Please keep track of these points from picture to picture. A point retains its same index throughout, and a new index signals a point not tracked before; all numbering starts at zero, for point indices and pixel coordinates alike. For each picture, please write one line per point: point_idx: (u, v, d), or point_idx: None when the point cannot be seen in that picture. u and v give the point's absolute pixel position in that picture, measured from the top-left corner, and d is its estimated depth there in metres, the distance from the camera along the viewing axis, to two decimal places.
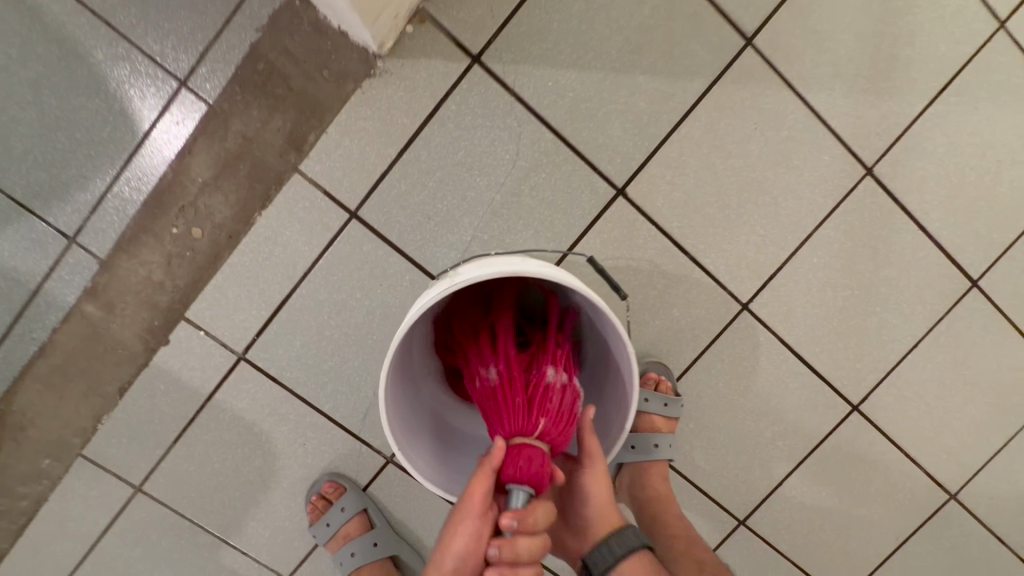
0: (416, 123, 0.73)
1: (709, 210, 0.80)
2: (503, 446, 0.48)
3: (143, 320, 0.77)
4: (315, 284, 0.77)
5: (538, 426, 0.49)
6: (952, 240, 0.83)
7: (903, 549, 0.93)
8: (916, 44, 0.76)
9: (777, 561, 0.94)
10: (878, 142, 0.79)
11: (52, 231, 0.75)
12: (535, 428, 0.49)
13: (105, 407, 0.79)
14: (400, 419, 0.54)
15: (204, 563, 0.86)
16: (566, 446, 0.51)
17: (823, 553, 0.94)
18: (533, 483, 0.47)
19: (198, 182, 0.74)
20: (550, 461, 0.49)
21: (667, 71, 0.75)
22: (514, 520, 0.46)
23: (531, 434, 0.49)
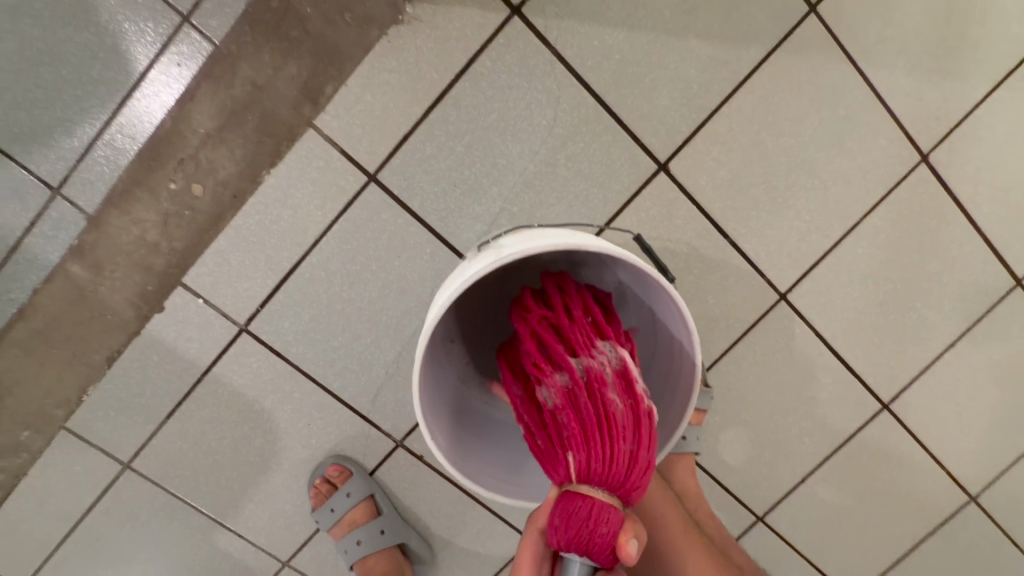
0: (446, 79, 0.66)
1: (754, 192, 0.74)
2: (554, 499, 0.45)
3: (135, 283, 0.70)
4: (327, 253, 0.71)
5: (568, 467, 0.43)
6: (1001, 236, 0.78)
7: (920, 550, 0.91)
8: (987, 22, 0.71)
9: (791, 557, 0.91)
10: (938, 126, 0.74)
11: (34, 181, 0.67)
12: (568, 473, 0.43)
13: (91, 377, 0.73)
14: (446, 429, 0.51)
15: (197, 546, 0.81)
16: (620, 479, 0.42)
17: (837, 550, 0.92)
18: (583, 548, 0.42)
19: (200, 133, 0.66)
20: (604, 517, 0.42)
21: (722, 38, 0.69)
22: None
23: (571, 483, 0.43)
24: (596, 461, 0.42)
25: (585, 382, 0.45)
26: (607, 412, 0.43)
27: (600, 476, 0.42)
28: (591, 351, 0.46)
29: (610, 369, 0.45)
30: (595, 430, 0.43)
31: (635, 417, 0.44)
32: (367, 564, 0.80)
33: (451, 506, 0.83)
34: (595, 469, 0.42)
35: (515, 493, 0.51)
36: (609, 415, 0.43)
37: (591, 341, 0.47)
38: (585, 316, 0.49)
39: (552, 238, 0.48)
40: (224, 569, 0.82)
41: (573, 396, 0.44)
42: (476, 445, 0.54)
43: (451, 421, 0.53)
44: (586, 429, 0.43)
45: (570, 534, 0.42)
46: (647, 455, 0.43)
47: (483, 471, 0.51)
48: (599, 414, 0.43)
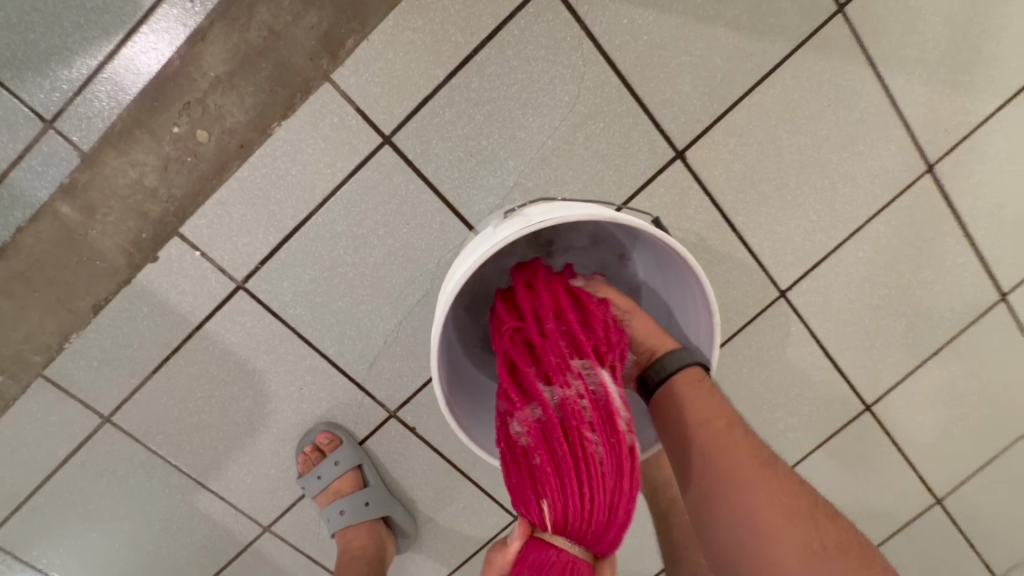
0: (471, 45, 0.65)
1: (766, 187, 0.75)
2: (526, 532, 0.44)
3: (129, 230, 0.67)
4: (334, 214, 0.69)
5: (542, 514, 0.42)
6: (993, 251, 0.81)
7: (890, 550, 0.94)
8: (1004, 38, 0.72)
9: None
10: (946, 138, 0.75)
11: (25, 111, 0.63)
12: (541, 519, 0.42)
13: (75, 325, 0.69)
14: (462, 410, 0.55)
15: (174, 506, 0.78)
16: (595, 533, 0.41)
17: None
18: None
19: (209, 77, 0.63)
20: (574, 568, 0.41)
21: (750, 29, 0.69)
22: None
23: (545, 529, 0.42)
24: (566, 510, 0.41)
25: (558, 415, 0.44)
26: (582, 454, 0.42)
27: (575, 530, 0.41)
28: (564, 381, 0.45)
29: (586, 401, 0.44)
30: (569, 473, 0.42)
31: (611, 460, 0.42)
32: (347, 536, 0.78)
33: (439, 481, 0.82)
34: (570, 518, 0.41)
35: None
36: (584, 456, 0.42)
37: (566, 368, 0.46)
38: (558, 340, 0.49)
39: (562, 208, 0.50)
40: (201, 531, 0.80)
41: (547, 431, 0.44)
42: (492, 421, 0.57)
43: (472, 397, 0.58)
44: (561, 471, 0.42)
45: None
46: (625, 505, 0.41)
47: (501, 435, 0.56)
48: (573, 455, 0.42)
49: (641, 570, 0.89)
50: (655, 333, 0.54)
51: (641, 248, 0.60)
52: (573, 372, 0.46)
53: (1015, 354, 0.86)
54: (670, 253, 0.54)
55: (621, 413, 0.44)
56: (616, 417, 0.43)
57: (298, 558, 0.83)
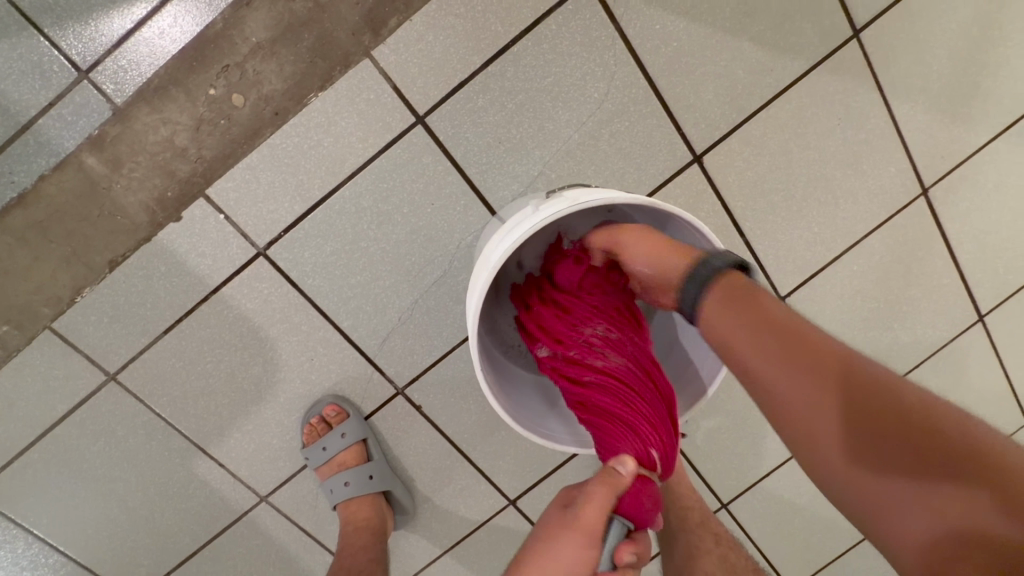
0: (509, 35, 0.67)
1: (775, 197, 0.78)
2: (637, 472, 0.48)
3: (155, 188, 0.67)
4: (360, 188, 0.70)
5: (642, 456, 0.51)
6: (975, 274, 0.86)
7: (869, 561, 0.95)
8: (999, 76, 0.77)
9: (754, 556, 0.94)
10: (941, 165, 0.80)
11: (60, 60, 0.64)
12: (648, 463, 0.50)
13: (88, 279, 0.69)
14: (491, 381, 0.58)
15: (172, 470, 0.78)
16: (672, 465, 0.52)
17: (799, 555, 0.95)
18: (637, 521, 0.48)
19: (251, 42, 0.64)
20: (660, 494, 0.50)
21: (773, 45, 0.73)
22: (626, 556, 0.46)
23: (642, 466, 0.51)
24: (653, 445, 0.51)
25: (613, 380, 0.54)
26: (644, 400, 0.52)
27: (665, 466, 0.52)
28: (599, 355, 0.56)
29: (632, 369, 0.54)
30: (646, 420, 0.52)
31: (664, 401, 0.54)
32: (350, 507, 0.79)
33: (440, 461, 0.83)
34: (662, 449, 0.51)
35: (541, 434, 0.58)
36: (651, 405, 0.52)
37: (594, 345, 0.57)
38: (581, 324, 0.58)
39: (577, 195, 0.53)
40: (196, 498, 0.79)
41: (613, 395, 0.53)
42: (510, 393, 0.61)
43: (495, 371, 0.62)
44: (637, 422, 0.52)
45: (649, 510, 0.48)
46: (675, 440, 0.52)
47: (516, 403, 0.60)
48: (642, 405, 0.52)
49: None
50: (668, 260, 0.50)
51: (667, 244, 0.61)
52: (602, 347, 0.56)
53: (986, 373, 0.91)
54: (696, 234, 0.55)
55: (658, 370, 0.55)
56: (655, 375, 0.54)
57: (292, 530, 0.83)
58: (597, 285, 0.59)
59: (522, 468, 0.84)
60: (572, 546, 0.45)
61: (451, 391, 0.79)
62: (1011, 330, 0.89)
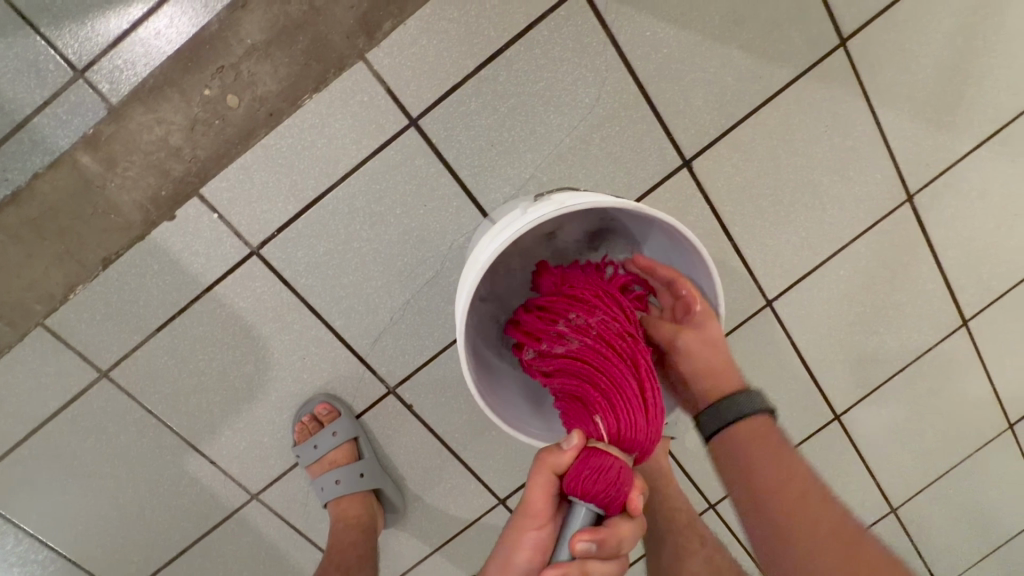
0: (502, 40, 0.68)
1: (763, 202, 0.80)
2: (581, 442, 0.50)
3: (149, 186, 0.67)
4: (354, 189, 0.70)
5: (598, 427, 0.50)
6: (959, 280, 0.87)
7: None
8: (983, 85, 0.79)
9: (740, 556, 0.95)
10: (926, 172, 0.81)
11: (56, 59, 0.65)
12: (598, 434, 0.50)
13: (81, 277, 0.69)
14: (480, 380, 0.58)
15: (163, 467, 0.78)
16: (642, 439, 0.49)
17: None
18: (595, 500, 0.47)
19: (246, 44, 0.65)
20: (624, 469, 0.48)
21: (761, 53, 0.74)
22: (584, 535, 0.47)
23: (601, 440, 0.50)
24: (613, 420, 0.50)
25: (573, 363, 0.54)
26: (600, 378, 0.52)
27: (631, 440, 0.49)
28: (564, 341, 0.56)
29: (595, 350, 0.53)
30: (608, 394, 0.51)
31: (633, 374, 0.52)
32: (341, 505, 0.80)
33: (431, 460, 0.83)
34: (624, 422, 0.49)
35: (529, 434, 0.58)
36: (614, 380, 0.51)
37: (561, 333, 0.56)
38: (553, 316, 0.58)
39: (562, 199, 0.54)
40: (187, 495, 0.80)
41: (576, 376, 0.53)
42: (499, 392, 0.61)
43: (486, 371, 0.62)
44: (597, 400, 0.51)
45: (598, 489, 0.47)
46: (640, 415, 0.49)
47: (506, 407, 0.59)
48: (604, 378, 0.51)
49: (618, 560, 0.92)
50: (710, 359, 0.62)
51: (652, 245, 0.62)
52: (567, 332, 0.56)
53: (970, 377, 0.93)
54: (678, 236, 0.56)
55: (619, 346, 0.53)
56: (617, 351, 0.53)
57: (283, 528, 0.83)
58: (578, 282, 0.59)
59: (512, 468, 0.85)
60: (532, 530, 0.53)
61: (442, 391, 0.80)
62: (994, 335, 0.91)
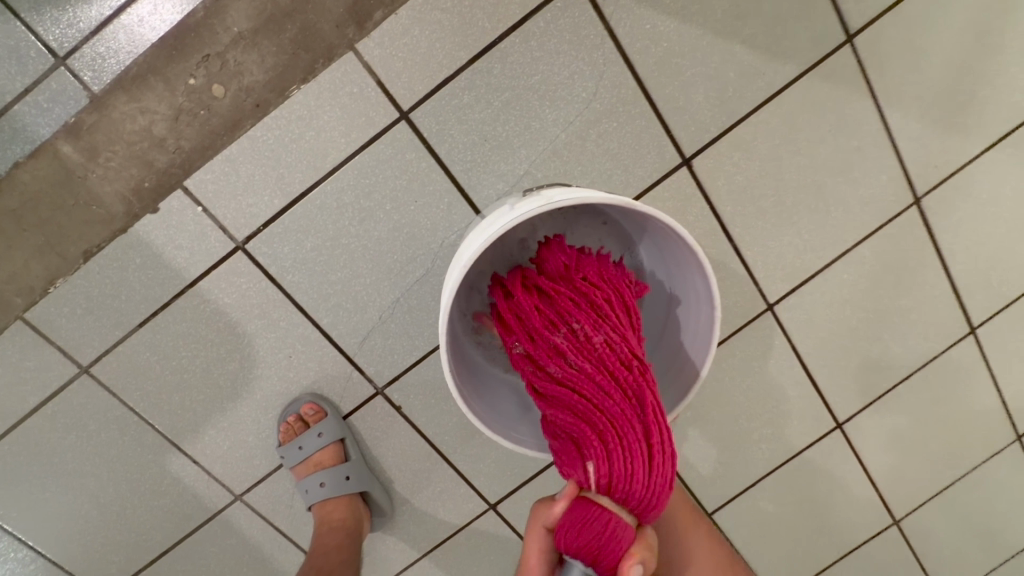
0: (497, 32, 0.66)
1: (765, 203, 0.77)
2: (574, 493, 0.48)
3: (131, 178, 0.66)
4: (342, 183, 0.68)
5: (589, 475, 0.47)
6: (967, 286, 0.85)
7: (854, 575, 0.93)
8: (994, 85, 0.76)
9: None
10: (933, 174, 0.79)
11: (38, 46, 0.64)
12: (588, 483, 0.47)
13: (62, 270, 0.68)
14: (463, 381, 0.57)
15: (145, 466, 0.76)
16: (636, 496, 0.46)
17: None
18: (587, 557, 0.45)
19: (232, 32, 0.63)
20: (621, 531, 0.45)
21: (765, 49, 0.72)
22: None
23: (591, 491, 0.47)
24: (609, 470, 0.46)
25: (572, 390, 0.48)
26: (602, 415, 0.47)
27: (625, 492, 0.46)
28: (564, 359, 0.49)
29: (597, 379, 0.48)
30: (608, 438, 0.47)
31: (638, 418, 0.47)
32: (327, 507, 0.78)
33: (420, 463, 0.81)
34: (621, 473, 0.46)
35: (513, 440, 0.56)
36: (619, 419, 0.47)
37: (560, 346, 0.50)
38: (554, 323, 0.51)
39: (547, 197, 0.51)
40: (170, 495, 0.78)
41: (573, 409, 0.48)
42: (486, 396, 0.59)
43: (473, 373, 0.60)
44: (593, 440, 0.47)
45: (584, 541, 0.45)
46: (639, 466, 0.46)
47: (484, 406, 0.58)
48: (606, 419, 0.47)
49: None
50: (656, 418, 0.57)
51: (649, 245, 0.60)
52: (567, 349, 0.49)
53: (977, 385, 0.90)
54: (671, 234, 0.53)
55: (625, 381, 0.48)
56: (622, 386, 0.48)
57: (267, 530, 0.81)
58: (584, 278, 0.52)
59: (503, 472, 0.83)
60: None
61: (432, 392, 0.78)
62: (1003, 343, 0.88)
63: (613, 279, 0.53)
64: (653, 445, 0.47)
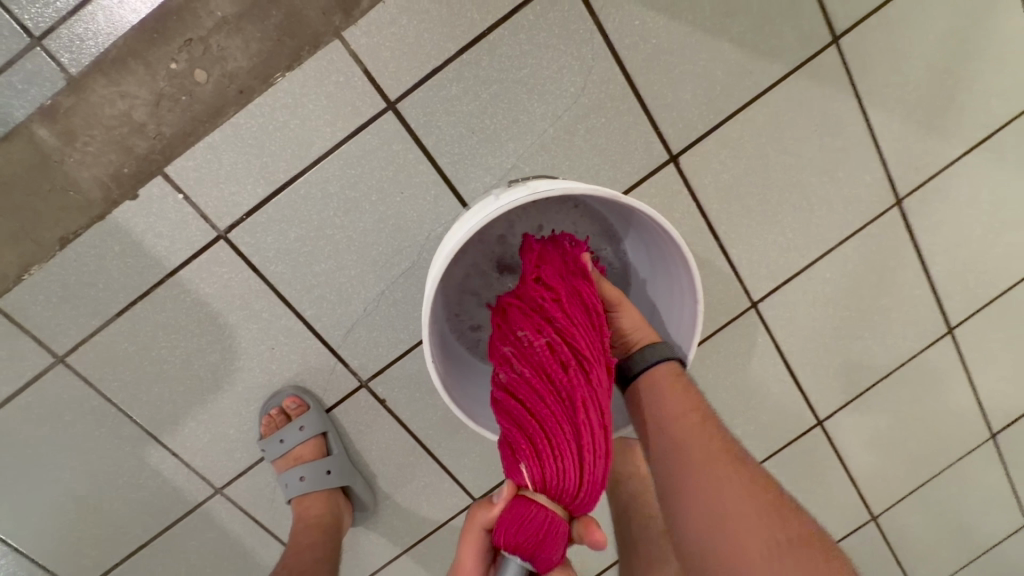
0: (486, 23, 0.66)
1: (750, 201, 0.78)
2: (512, 493, 0.45)
3: (110, 163, 0.64)
4: (328, 173, 0.68)
5: (522, 477, 0.44)
6: (945, 286, 0.86)
7: None
8: (974, 90, 0.77)
9: None
10: (915, 176, 0.80)
11: (12, 25, 0.61)
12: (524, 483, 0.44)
13: (37, 257, 0.66)
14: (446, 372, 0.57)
15: (122, 458, 0.75)
16: (568, 493, 0.43)
17: None
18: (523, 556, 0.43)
19: (215, 16, 0.62)
20: (556, 526, 0.42)
21: (752, 47, 0.72)
22: None
23: (527, 489, 0.44)
24: (540, 470, 0.43)
25: (513, 394, 0.47)
26: (539, 414, 0.45)
27: (558, 490, 0.43)
28: (509, 363, 0.49)
29: (536, 380, 0.47)
30: (537, 438, 0.45)
31: (574, 416, 0.45)
32: (304, 503, 0.77)
33: (403, 457, 0.81)
34: (548, 482, 0.43)
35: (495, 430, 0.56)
36: (550, 423, 0.45)
37: (509, 351, 0.49)
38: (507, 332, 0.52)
39: (533, 187, 0.51)
40: (147, 488, 0.76)
41: (513, 411, 0.47)
42: (468, 388, 0.59)
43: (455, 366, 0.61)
44: (526, 441, 0.45)
45: (519, 540, 0.42)
46: (569, 464, 0.43)
47: (471, 395, 0.59)
48: (539, 420, 0.45)
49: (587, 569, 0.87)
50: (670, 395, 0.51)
51: (635, 238, 0.61)
52: (513, 354, 0.49)
53: (954, 384, 0.92)
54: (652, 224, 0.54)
55: (564, 379, 0.46)
56: (561, 384, 0.46)
57: (248, 524, 0.80)
58: (543, 276, 0.52)
59: (487, 467, 0.82)
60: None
61: (417, 385, 0.77)
62: (979, 343, 0.90)
63: (574, 277, 0.53)
64: (589, 442, 0.44)
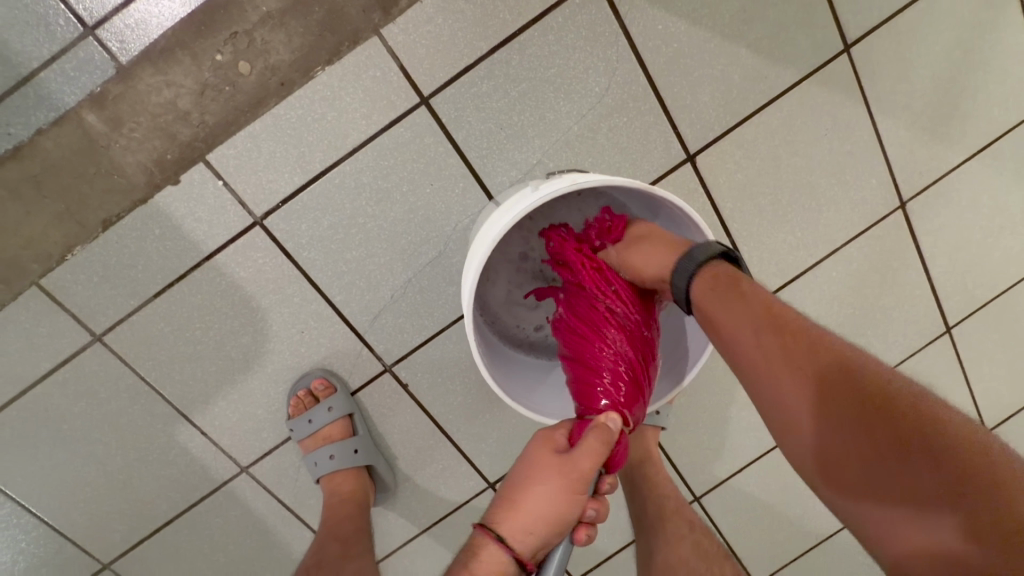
0: (516, 24, 0.69)
1: (762, 200, 0.81)
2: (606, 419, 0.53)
3: (154, 150, 0.67)
4: (361, 164, 0.70)
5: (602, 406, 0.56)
6: (945, 286, 0.90)
7: (833, 560, 0.96)
8: (977, 99, 0.81)
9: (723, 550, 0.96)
10: (918, 180, 0.84)
11: (66, 15, 0.64)
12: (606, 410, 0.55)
13: (81, 238, 0.69)
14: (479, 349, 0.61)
15: (153, 435, 0.77)
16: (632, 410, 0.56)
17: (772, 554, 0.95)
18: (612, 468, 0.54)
19: (261, 10, 0.65)
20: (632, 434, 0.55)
21: (768, 54, 0.75)
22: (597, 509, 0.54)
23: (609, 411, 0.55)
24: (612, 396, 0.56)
25: (576, 346, 0.60)
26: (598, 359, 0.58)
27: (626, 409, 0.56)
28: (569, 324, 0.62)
29: (592, 332, 0.60)
30: (603, 373, 0.57)
31: (627, 355, 0.58)
32: (334, 480, 0.80)
33: (423, 440, 0.84)
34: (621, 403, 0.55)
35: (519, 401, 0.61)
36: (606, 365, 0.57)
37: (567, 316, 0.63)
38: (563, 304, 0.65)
39: (571, 178, 0.55)
40: (176, 465, 0.79)
41: (580, 359, 0.60)
42: (495, 364, 0.64)
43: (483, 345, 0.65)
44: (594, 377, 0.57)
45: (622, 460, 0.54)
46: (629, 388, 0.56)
47: (498, 372, 0.63)
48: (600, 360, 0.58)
49: (596, 552, 0.90)
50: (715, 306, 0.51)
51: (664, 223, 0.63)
52: (569, 316, 0.62)
53: (950, 381, 0.96)
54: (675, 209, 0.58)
55: (612, 329, 0.59)
56: (610, 332, 0.59)
57: (271, 503, 0.83)
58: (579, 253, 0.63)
59: (504, 452, 0.85)
60: (573, 495, 0.51)
61: (439, 371, 0.80)
62: (975, 342, 0.94)
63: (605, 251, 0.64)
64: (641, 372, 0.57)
